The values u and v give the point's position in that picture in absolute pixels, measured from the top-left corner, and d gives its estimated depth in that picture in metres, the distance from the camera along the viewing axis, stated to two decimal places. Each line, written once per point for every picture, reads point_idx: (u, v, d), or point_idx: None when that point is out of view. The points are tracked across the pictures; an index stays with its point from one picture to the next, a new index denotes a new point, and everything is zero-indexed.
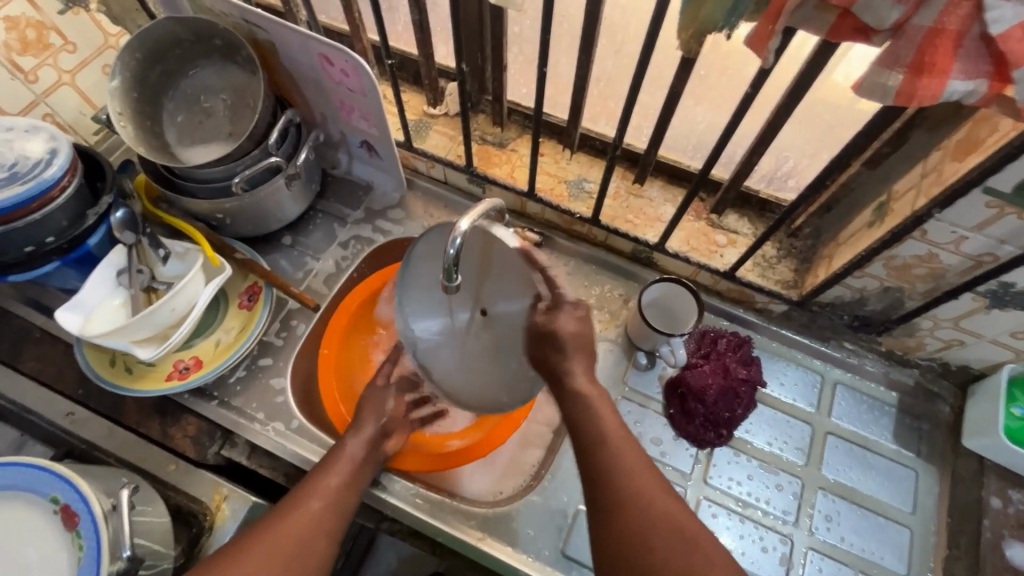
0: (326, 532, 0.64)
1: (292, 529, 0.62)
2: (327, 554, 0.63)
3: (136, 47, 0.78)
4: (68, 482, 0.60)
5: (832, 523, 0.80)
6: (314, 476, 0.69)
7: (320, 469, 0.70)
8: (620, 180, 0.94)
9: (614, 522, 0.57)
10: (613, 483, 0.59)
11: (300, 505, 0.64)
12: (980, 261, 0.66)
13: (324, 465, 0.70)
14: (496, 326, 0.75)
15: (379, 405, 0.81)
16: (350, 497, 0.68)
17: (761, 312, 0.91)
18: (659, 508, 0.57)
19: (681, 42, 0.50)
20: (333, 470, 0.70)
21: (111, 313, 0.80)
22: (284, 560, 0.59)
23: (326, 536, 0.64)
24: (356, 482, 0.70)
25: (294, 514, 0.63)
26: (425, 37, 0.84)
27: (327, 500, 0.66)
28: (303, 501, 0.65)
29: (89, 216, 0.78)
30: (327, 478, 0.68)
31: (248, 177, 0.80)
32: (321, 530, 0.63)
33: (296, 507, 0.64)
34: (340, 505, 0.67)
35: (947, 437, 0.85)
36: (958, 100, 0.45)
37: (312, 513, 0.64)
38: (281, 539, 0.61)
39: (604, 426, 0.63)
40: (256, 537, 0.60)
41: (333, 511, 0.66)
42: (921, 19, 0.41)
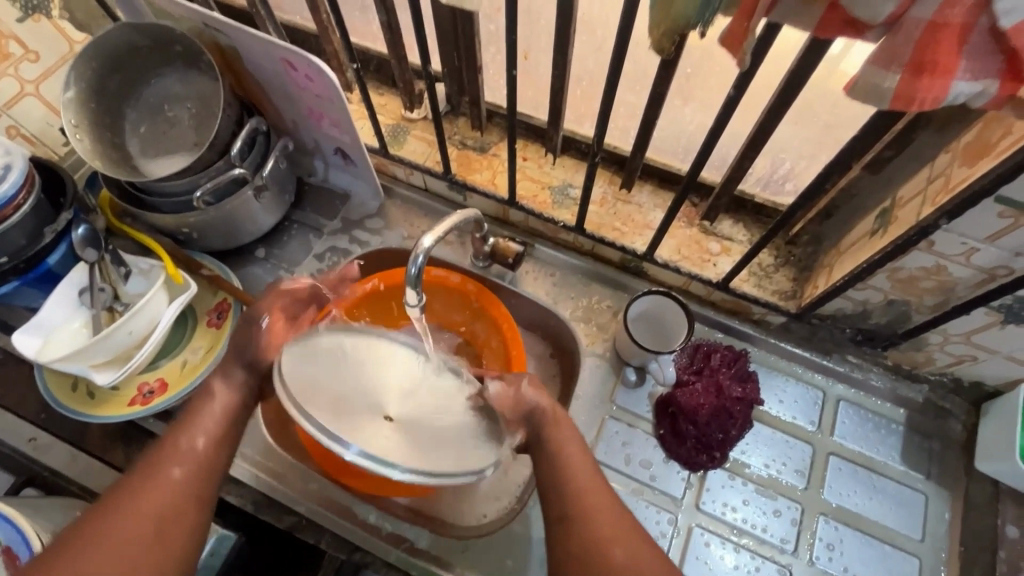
0: (196, 502, 0.54)
1: (148, 506, 0.52)
2: (198, 522, 0.54)
3: (92, 55, 0.75)
4: (8, 520, 0.56)
5: (834, 552, 0.75)
6: (172, 434, 0.57)
7: (180, 424, 0.57)
8: (606, 184, 0.89)
9: (571, 535, 0.54)
10: (570, 495, 0.56)
11: (155, 474, 0.53)
12: (994, 275, 0.60)
13: (184, 419, 0.58)
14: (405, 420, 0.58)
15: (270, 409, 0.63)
16: (224, 453, 0.58)
17: (758, 323, 0.86)
18: (620, 524, 0.54)
19: (652, 42, 0.45)
20: (198, 426, 0.57)
21: (72, 335, 0.77)
22: (142, 542, 0.50)
23: (195, 506, 0.54)
24: (229, 435, 0.59)
25: (151, 486, 0.53)
26: (395, 38, 0.80)
27: (192, 463, 0.55)
28: (159, 470, 0.54)
29: (47, 233, 0.74)
30: (189, 437, 0.56)
31: (211, 190, 0.76)
32: (184, 501, 0.53)
33: (150, 478, 0.53)
34: (210, 466, 0.56)
35: (960, 458, 0.79)
36: (964, 102, 0.40)
37: (173, 483, 0.54)
38: (134, 520, 0.51)
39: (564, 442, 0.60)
40: (106, 519, 0.51)
41: (201, 476, 0.55)
42: (920, 11, 0.36)
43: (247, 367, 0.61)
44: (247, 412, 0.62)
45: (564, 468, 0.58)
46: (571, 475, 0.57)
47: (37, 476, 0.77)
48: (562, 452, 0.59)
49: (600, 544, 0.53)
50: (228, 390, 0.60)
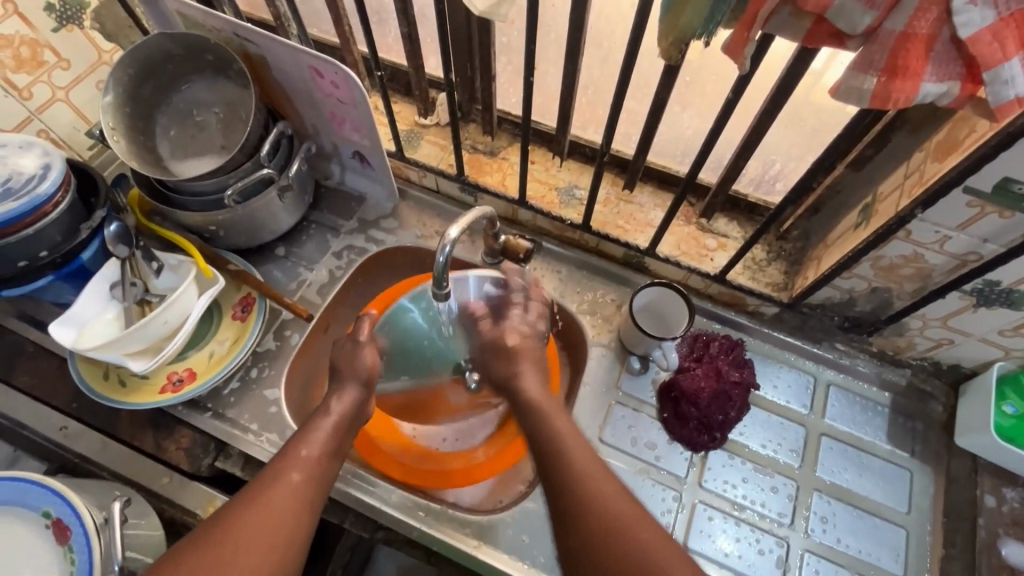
0: (308, 506, 0.59)
1: (271, 507, 0.57)
2: (309, 529, 0.58)
3: (129, 63, 0.80)
4: (59, 495, 0.61)
5: (828, 524, 0.80)
6: (292, 447, 0.63)
7: (294, 440, 0.64)
8: (610, 186, 0.95)
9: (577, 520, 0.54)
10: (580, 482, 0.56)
11: (277, 480, 0.59)
12: (965, 260, 0.66)
13: (302, 433, 0.65)
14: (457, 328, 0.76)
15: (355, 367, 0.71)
16: (331, 466, 0.64)
17: (752, 314, 0.92)
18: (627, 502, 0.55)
19: (661, 50, 0.51)
20: (310, 439, 0.64)
21: (105, 327, 0.80)
22: (269, 540, 0.55)
23: (308, 511, 0.59)
24: (335, 451, 0.65)
25: (273, 491, 0.58)
26: (414, 49, 0.86)
27: (307, 472, 0.61)
28: (281, 475, 0.60)
29: (83, 230, 0.78)
30: (306, 448, 0.63)
31: (240, 189, 0.81)
32: (300, 505, 0.59)
33: (273, 481, 0.59)
34: (320, 477, 0.62)
35: (941, 437, 0.85)
36: (932, 101, 0.46)
37: (291, 488, 0.59)
38: (263, 519, 0.55)
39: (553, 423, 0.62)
40: (235, 517, 0.56)
41: (314, 486, 0.61)
42: (892, 24, 0.42)
43: (360, 384, 0.70)
44: (352, 429, 0.69)
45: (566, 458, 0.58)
46: (578, 463, 0.58)
47: (68, 462, 0.81)
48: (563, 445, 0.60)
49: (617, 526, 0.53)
50: (340, 408, 0.68)
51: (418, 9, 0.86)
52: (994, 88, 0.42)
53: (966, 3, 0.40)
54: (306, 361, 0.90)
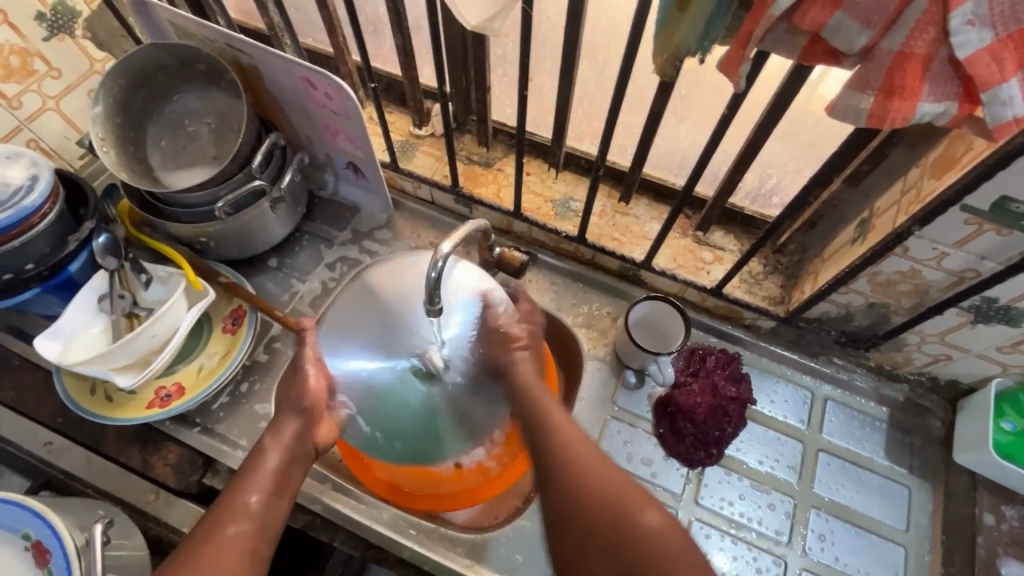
0: (254, 556, 0.57)
1: (211, 562, 0.55)
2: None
3: (119, 73, 0.79)
4: (39, 517, 0.59)
5: (825, 543, 0.79)
6: (231, 493, 0.60)
7: (234, 486, 0.61)
8: (606, 198, 0.94)
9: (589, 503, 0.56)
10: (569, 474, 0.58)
11: (216, 536, 0.57)
12: (963, 277, 0.66)
13: (241, 477, 0.61)
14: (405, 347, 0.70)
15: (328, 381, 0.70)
16: (278, 508, 0.61)
17: (749, 327, 0.91)
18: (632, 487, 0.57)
19: (656, 66, 0.50)
20: (253, 485, 0.61)
21: (91, 340, 0.79)
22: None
23: (253, 559, 0.57)
24: (282, 490, 0.62)
25: (212, 544, 0.56)
26: (409, 60, 0.85)
27: (251, 520, 0.59)
28: (219, 527, 0.57)
29: (70, 242, 0.77)
30: (246, 495, 0.60)
31: (231, 201, 0.80)
32: (245, 556, 0.57)
33: (212, 536, 0.57)
34: (265, 523, 0.60)
35: (939, 453, 0.84)
36: (929, 121, 0.45)
37: (231, 540, 0.57)
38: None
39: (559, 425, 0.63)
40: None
41: (256, 533, 0.58)
42: (889, 43, 0.42)
43: (303, 414, 0.67)
44: (303, 461, 0.66)
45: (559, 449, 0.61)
46: (563, 442, 0.61)
47: (53, 479, 0.80)
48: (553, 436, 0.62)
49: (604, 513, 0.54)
50: (286, 438, 0.65)
51: (413, 20, 0.85)
52: (993, 108, 0.42)
53: (964, 24, 0.39)
54: None
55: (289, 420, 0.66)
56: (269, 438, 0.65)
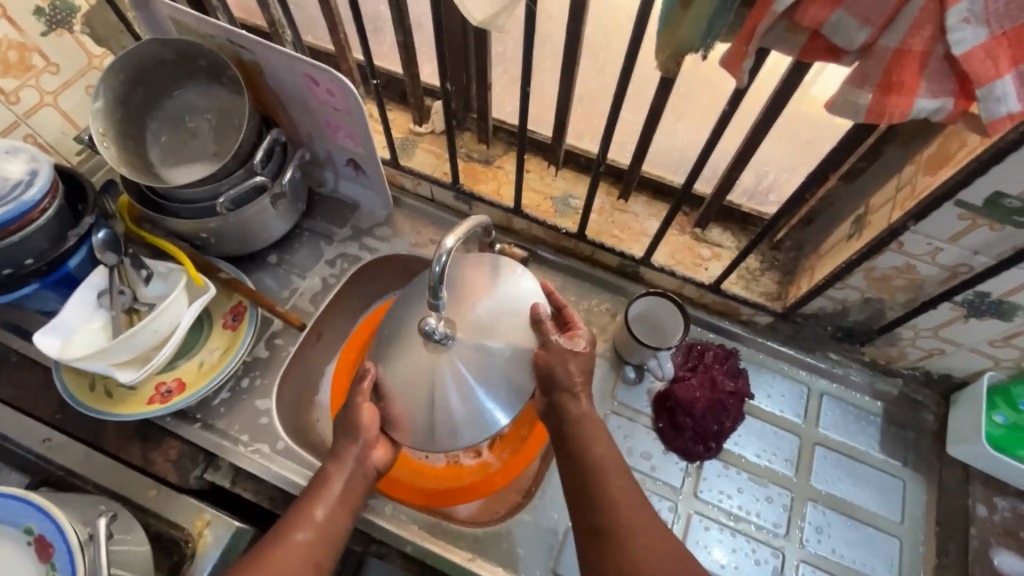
0: (315, 564, 0.61)
1: (279, 564, 0.59)
2: None
3: (119, 69, 0.79)
4: (42, 511, 0.59)
5: (822, 534, 0.80)
6: (303, 504, 0.64)
7: (305, 499, 0.65)
8: (605, 195, 0.95)
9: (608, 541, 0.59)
10: (615, 512, 0.60)
11: (284, 540, 0.61)
12: (956, 272, 0.67)
13: (313, 491, 0.66)
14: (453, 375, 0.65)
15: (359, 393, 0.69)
16: (339, 524, 0.65)
17: (746, 323, 0.92)
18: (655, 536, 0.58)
19: (659, 62, 0.51)
20: (321, 498, 0.65)
21: (91, 335, 0.78)
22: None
23: (314, 568, 0.61)
24: (346, 507, 0.66)
25: (281, 548, 0.60)
26: (410, 57, 0.85)
27: (317, 531, 0.63)
28: (290, 533, 0.61)
29: (70, 237, 0.76)
30: (315, 506, 0.64)
31: (232, 197, 0.80)
32: (306, 563, 0.60)
33: (281, 540, 0.61)
34: (329, 535, 0.63)
35: (932, 446, 0.85)
36: (926, 116, 0.46)
37: (299, 546, 0.61)
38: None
39: (599, 456, 0.64)
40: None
41: (319, 544, 0.62)
42: (888, 40, 0.42)
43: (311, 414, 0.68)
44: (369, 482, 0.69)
45: (604, 487, 0.62)
46: (605, 478, 0.62)
47: (51, 475, 0.79)
48: (597, 473, 0.63)
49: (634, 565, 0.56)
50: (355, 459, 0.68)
51: (414, 17, 0.85)
52: (987, 104, 0.43)
53: (960, 22, 0.40)
54: (298, 370, 0.89)
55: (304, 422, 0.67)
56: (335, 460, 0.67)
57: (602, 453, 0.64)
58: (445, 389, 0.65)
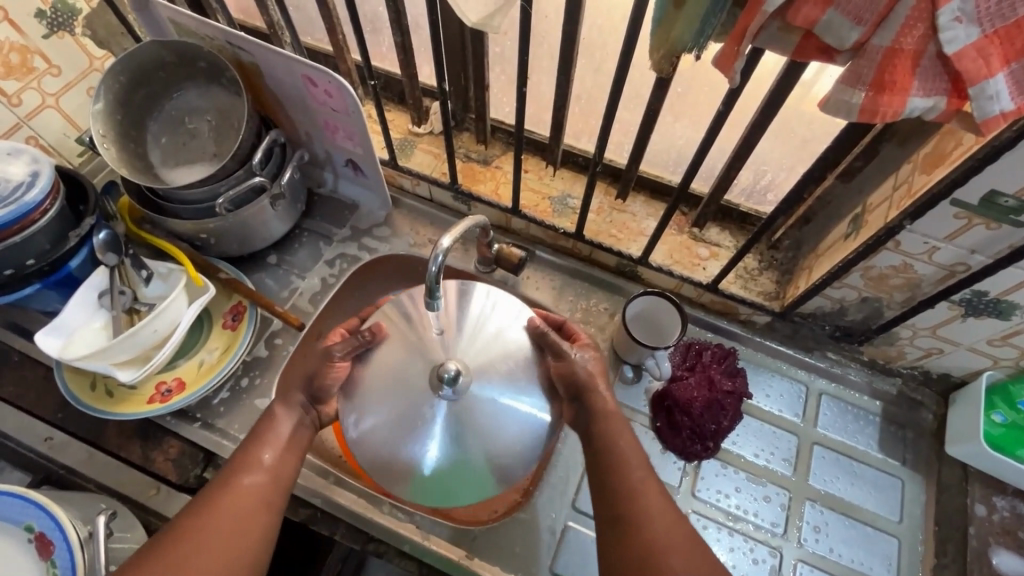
0: (265, 504, 0.60)
1: (227, 508, 0.58)
2: (270, 524, 0.60)
3: (120, 71, 0.79)
4: (43, 509, 0.60)
5: (820, 534, 0.80)
6: (246, 449, 0.63)
7: (250, 443, 0.64)
8: (603, 195, 0.95)
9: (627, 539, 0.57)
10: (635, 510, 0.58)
11: (230, 485, 0.60)
12: (953, 271, 0.67)
13: (256, 436, 0.64)
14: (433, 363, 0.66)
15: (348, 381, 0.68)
16: (289, 466, 0.64)
17: (745, 323, 0.92)
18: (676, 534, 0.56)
19: (653, 62, 0.51)
20: (268, 442, 0.64)
21: (92, 335, 0.79)
22: (222, 543, 0.56)
23: (265, 508, 0.60)
24: (294, 450, 0.65)
25: (226, 492, 0.59)
26: (408, 57, 0.86)
27: (264, 473, 0.62)
28: (234, 478, 0.60)
29: (71, 238, 0.77)
30: (259, 450, 0.63)
31: (232, 198, 0.80)
32: (256, 505, 0.59)
33: (229, 484, 0.60)
34: (277, 476, 0.62)
35: (931, 446, 0.85)
36: (919, 115, 0.46)
37: (244, 489, 0.60)
38: (216, 525, 0.57)
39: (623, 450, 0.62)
40: (190, 526, 0.57)
41: (269, 485, 0.61)
42: (880, 39, 0.42)
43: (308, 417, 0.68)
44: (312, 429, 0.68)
45: (629, 484, 0.60)
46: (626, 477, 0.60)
47: (53, 474, 0.80)
48: (621, 470, 0.61)
49: (656, 558, 0.55)
50: (297, 416, 0.66)
51: (412, 19, 0.86)
52: (980, 103, 0.43)
53: (952, 21, 0.40)
54: None
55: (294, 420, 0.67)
56: (279, 406, 0.66)
57: (625, 448, 0.62)
58: (417, 370, 0.66)
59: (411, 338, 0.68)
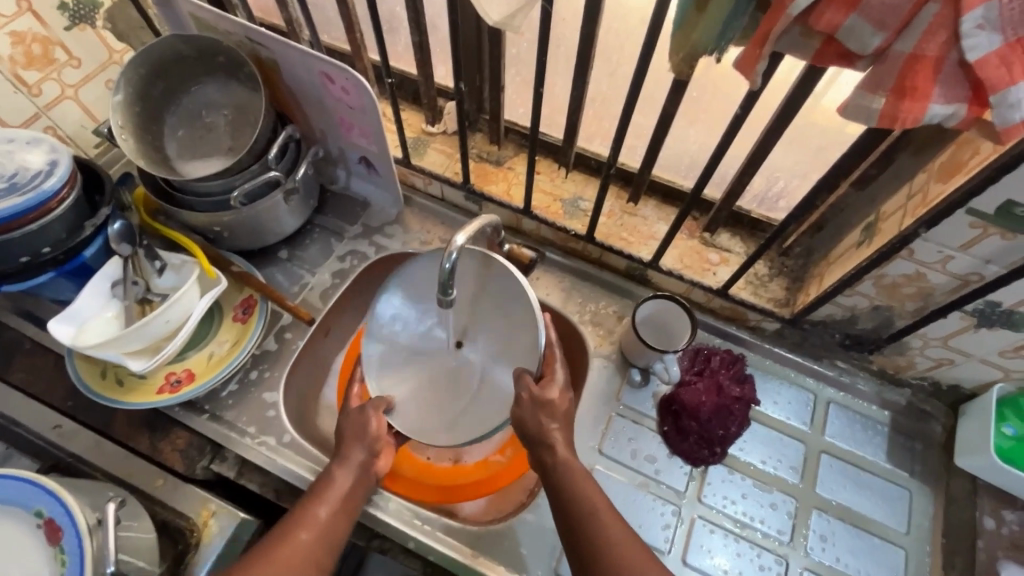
0: (317, 564, 0.65)
1: (282, 563, 0.62)
2: None
3: (140, 64, 0.80)
4: (53, 495, 0.60)
5: (827, 543, 0.79)
6: (303, 505, 0.68)
7: (310, 497, 0.69)
8: (614, 199, 0.96)
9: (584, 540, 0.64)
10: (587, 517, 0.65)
11: (288, 539, 0.64)
12: (967, 281, 0.67)
13: (315, 493, 0.70)
14: (452, 377, 0.80)
15: (365, 423, 0.75)
16: (341, 525, 0.69)
17: (753, 329, 0.92)
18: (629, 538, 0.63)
19: (672, 65, 0.52)
20: (323, 501, 0.69)
21: (104, 324, 0.80)
22: None
23: (315, 567, 0.64)
24: (347, 509, 0.70)
25: (285, 548, 0.63)
26: (425, 57, 0.86)
27: (320, 532, 0.66)
28: (293, 533, 0.65)
29: (86, 228, 0.77)
30: (317, 508, 0.68)
31: (246, 191, 0.81)
32: (307, 563, 0.64)
33: (286, 539, 0.64)
34: (330, 535, 0.67)
35: (940, 458, 0.85)
36: (939, 122, 0.46)
37: (301, 547, 0.64)
38: None
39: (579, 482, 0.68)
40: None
41: (322, 546, 0.66)
42: (901, 45, 0.43)
43: (367, 446, 0.74)
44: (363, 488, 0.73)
45: (591, 529, 0.64)
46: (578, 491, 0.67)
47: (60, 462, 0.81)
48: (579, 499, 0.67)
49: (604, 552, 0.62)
50: (351, 470, 0.72)
51: (430, 19, 0.87)
52: (1000, 111, 0.43)
53: (975, 28, 0.40)
54: (306, 363, 0.91)
55: (341, 464, 0.73)
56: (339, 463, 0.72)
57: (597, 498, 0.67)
58: (428, 364, 0.81)
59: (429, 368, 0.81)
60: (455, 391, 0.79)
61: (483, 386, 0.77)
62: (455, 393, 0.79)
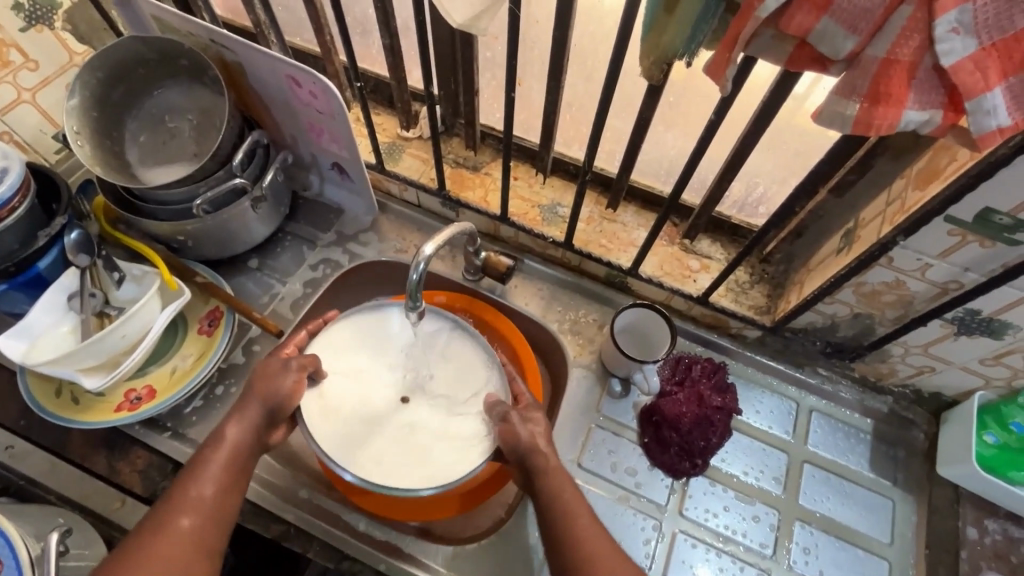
0: (206, 547, 0.58)
1: (163, 556, 0.56)
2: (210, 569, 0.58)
3: (97, 66, 0.77)
4: None
5: (810, 556, 0.78)
6: (182, 485, 0.60)
7: (188, 474, 0.61)
8: (593, 205, 0.94)
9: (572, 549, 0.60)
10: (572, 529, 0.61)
11: (166, 528, 0.57)
12: (946, 289, 0.66)
13: (194, 468, 0.61)
14: (393, 426, 0.70)
15: (272, 385, 0.64)
16: (231, 499, 0.61)
17: (735, 337, 0.90)
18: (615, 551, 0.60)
19: (643, 69, 0.50)
20: (205, 478, 0.61)
21: (59, 340, 0.76)
22: None
23: (206, 550, 0.58)
24: (234, 481, 0.62)
25: (162, 538, 0.56)
26: (397, 61, 0.84)
27: (203, 513, 0.59)
28: (170, 521, 0.57)
29: (40, 238, 0.74)
30: (198, 488, 0.60)
31: (210, 199, 0.77)
32: (195, 549, 0.57)
33: (164, 527, 0.57)
34: (217, 514, 0.59)
35: (923, 467, 0.83)
36: (915, 129, 0.45)
37: (184, 533, 0.57)
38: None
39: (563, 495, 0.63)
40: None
41: (209, 525, 0.59)
42: (875, 49, 0.41)
43: (263, 407, 0.64)
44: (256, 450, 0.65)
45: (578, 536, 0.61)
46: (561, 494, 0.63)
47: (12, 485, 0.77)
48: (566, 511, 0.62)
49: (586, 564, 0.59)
50: (239, 436, 0.63)
51: (402, 21, 0.84)
52: (977, 117, 0.41)
53: (949, 32, 0.39)
54: None
55: (226, 427, 0.64)
56: (232, 423, 0.63)
57: (568, 498, 0.63)
58: (363, 404, 0.70)
59: (362, 411, 0.70)
60: (396, 440, 0.69)
61: (429, 433, 0.70)
62: (396, 438, 0.69)
